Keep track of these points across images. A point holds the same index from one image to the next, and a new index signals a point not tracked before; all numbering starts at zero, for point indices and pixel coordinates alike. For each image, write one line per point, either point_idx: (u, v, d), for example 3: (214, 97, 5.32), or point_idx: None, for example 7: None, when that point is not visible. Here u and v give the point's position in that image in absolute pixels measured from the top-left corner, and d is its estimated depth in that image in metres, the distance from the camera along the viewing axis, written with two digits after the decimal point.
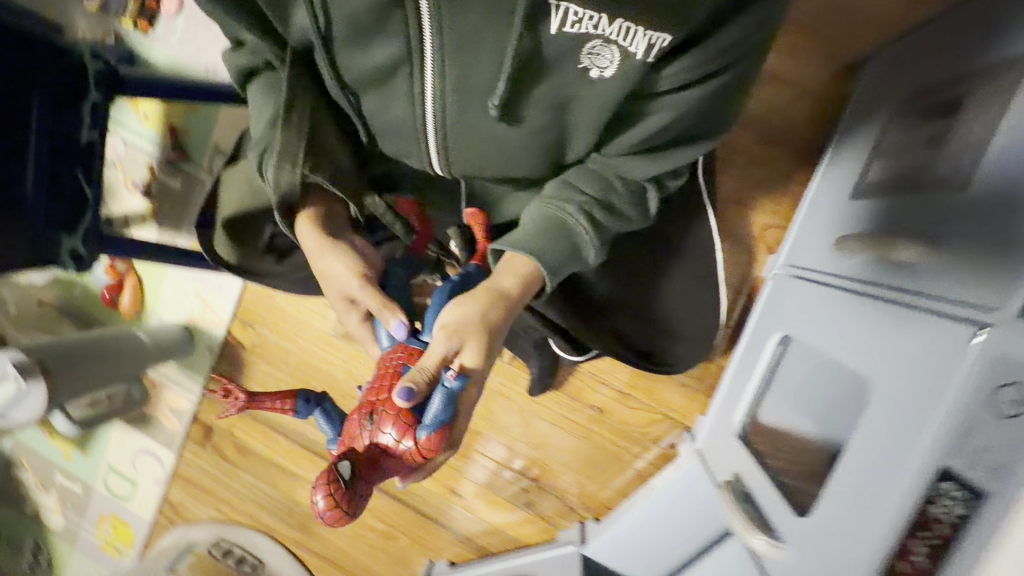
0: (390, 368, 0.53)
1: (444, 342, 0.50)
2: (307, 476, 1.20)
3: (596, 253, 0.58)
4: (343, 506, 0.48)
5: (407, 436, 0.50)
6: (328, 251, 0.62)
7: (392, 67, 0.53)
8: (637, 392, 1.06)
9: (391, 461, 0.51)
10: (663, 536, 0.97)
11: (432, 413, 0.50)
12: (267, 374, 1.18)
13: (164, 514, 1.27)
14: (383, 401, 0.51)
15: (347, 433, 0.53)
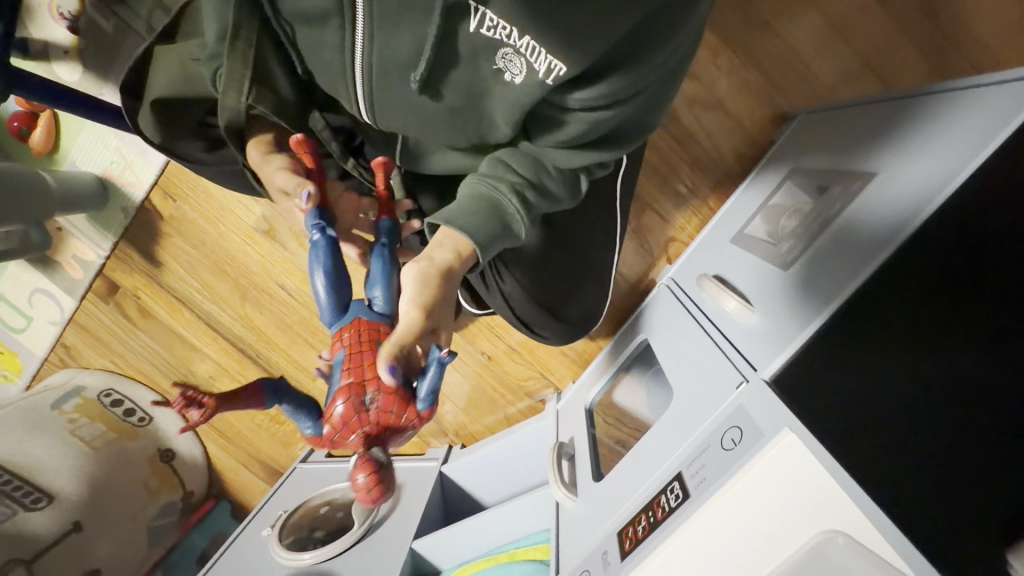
0: (370, 350, 0.62)
1: (418, 317, 0.56)
2: (207, 351, 1.27)
3: (527, 230, 0.63)
4: (377, 476, 0.68)
5: (408, 410, 0.63)
6: (269, 163, 0.64)
7: (324, 15, 0.56)
8: (525, 350, 1.19)
9: (398, 430, 0.64)
10: (509, 469, 1.15)
11: (426, 386, 0.62)
12: (181, 249, 1.19)
13: (57, 355, 1.30)
14: (374, 383, 0.62)
15: (346, 418, 0.62)
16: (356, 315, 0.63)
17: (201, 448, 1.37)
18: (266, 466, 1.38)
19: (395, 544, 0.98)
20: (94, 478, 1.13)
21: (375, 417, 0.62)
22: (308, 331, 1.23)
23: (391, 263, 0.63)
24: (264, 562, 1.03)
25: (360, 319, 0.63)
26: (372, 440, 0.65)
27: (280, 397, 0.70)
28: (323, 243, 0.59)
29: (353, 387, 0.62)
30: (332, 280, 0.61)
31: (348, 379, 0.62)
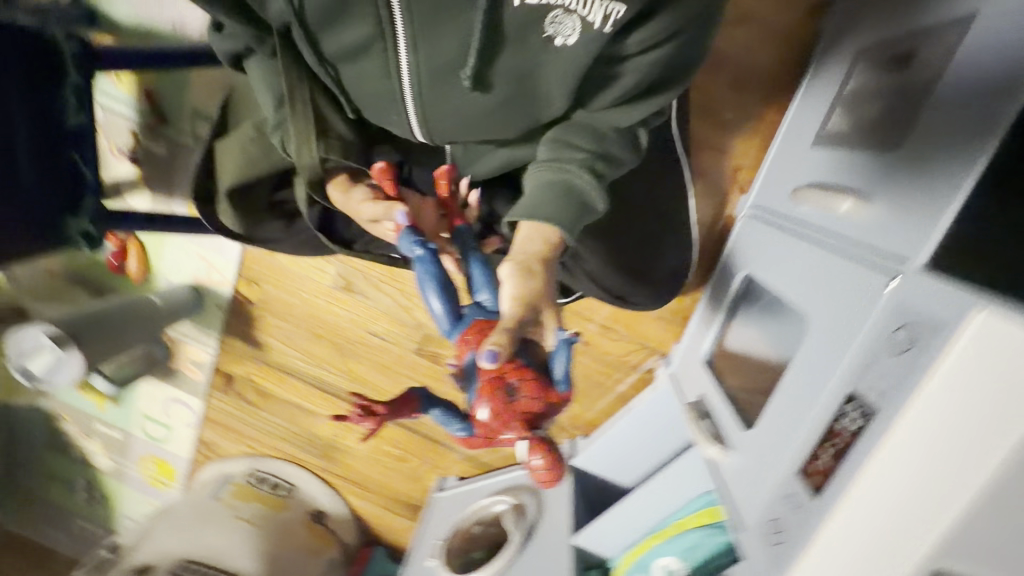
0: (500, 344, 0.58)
1: (518, 309, 0.54)
2: (323, 412, 1.34)
3: (603, 202, 0.61)
4: (552, 461, 0.66)
5: (553, 394, 0.62)
6: (354, 199, 0.66)
7: (366, 44, 0.58)
8: (619, 325, 1.16)
9: (549, 414, 0.64)
10: (640, 445, 1.12)
11: (561, 370, 0.62)
12: (276, 326, 1.27)
13: (202, 452, 1.42)
14: (514, 375, 0.60)
15: (500, 418, 0.61)
16: (472, 318, 0.60)
17: (345, 503, 1.42)
18: (406, 504, 1.41)
19: (555, 546, 0.98)
20: (266, 551, 1.23)
21: (524, 405, 0.61)
22: (407, 368, 1.27)
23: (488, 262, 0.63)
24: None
25: (478, 320, 0.59)
26: (530, 424, 0.63)
27: (432, 403, 0.68)
28: (427, 255, 0.60)
29: (494, 382, 0.60)
30: (443, 291, 0.60)
31: (486, 378, 0.60)
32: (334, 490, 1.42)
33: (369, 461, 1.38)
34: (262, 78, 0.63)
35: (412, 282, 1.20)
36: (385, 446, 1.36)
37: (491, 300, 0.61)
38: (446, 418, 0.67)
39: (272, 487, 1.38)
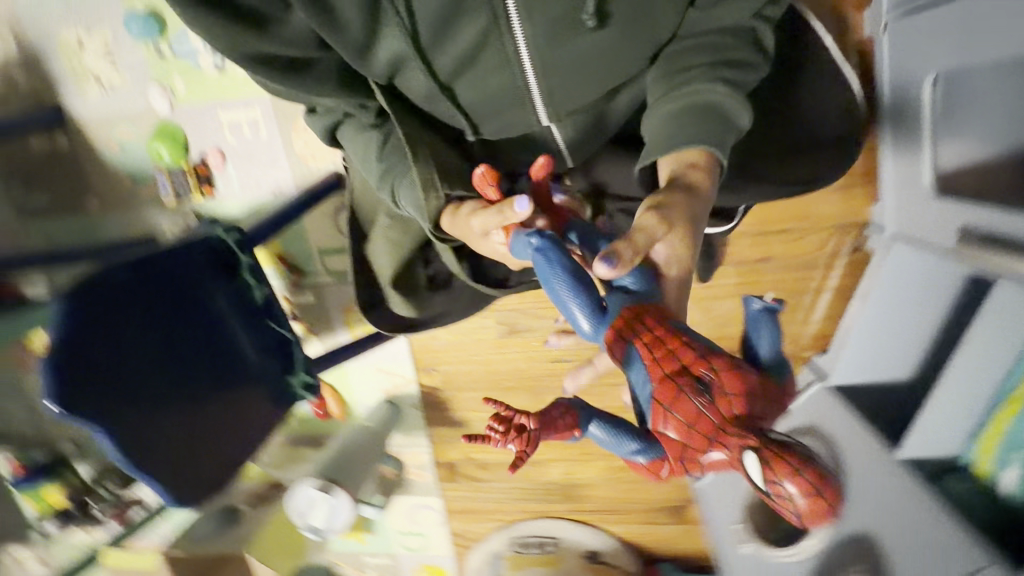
0: (673, 328, 0.50)
1: (652, 220, 0.52)
2: (547, 455, 1.32)
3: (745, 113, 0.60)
4: (807, 472, 0.47)
5: (756, 380, 0.51)
6: (467, 222, 0.60)
7: (481, 45, 0.59)
8: (794, 221, 1.06)
9: (763, 410, 0.50)
10: (904, 327, 0.93)
11: (766, 347, 0.59)
12: (467, 398, 1.30)
13: (460, 545, 1.45)
14: (704, 362, 0.49)
15: (706, 421, 0.48)
16: (619, 305, 0.52)
17: (608, 533, 1.36)
18: (669, 510, 1.31)
19: (880, 467, 0.82)
20: None
21: (726, 395, 0.49)
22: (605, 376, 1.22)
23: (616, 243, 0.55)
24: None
25: (627, 307, 0.51)
26: (744, 424, 0.48)
27: (601, 417, 0.54)
28: (548, 245, 0.52)
29: (677, 374, 0.48)
30: (578, 285, 0.51)
31: (667, 372, 0.48)
32: (593, 527, 1.37)
33: (611, 484, 1.32)
34: (356, 141, 0.67)
35: None
36: (619, 461, 1.29)
37: (635, 284, 0.52)
38: (619, 436, 0.53)
39: (539, 547, 1.35)
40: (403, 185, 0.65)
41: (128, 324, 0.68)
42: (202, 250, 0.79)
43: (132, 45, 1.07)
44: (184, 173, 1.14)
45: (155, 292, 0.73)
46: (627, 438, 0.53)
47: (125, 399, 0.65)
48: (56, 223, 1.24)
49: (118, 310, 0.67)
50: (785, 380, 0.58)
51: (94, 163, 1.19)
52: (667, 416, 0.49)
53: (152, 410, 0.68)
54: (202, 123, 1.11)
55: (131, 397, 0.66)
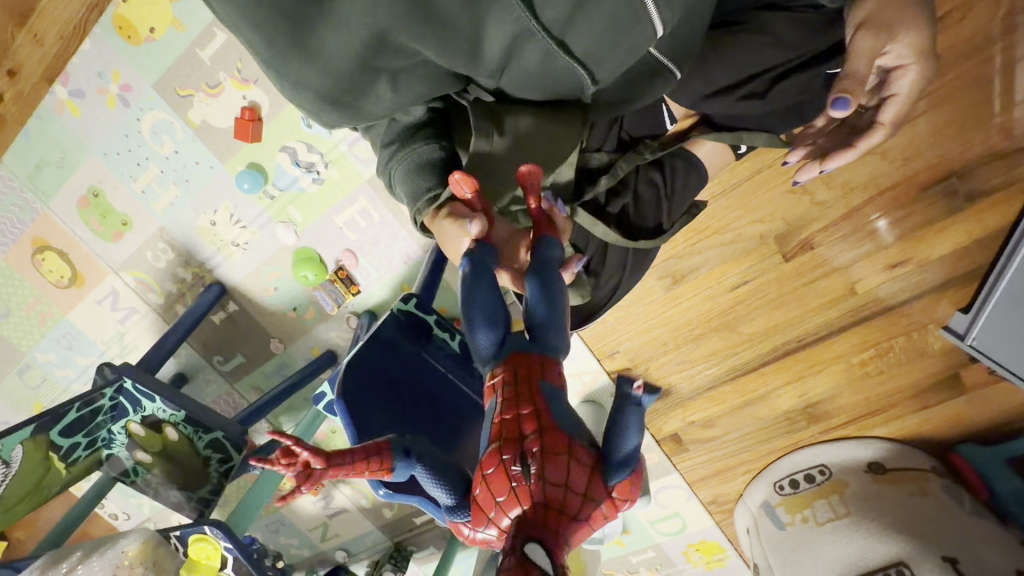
0: (534, 400, 0.56)
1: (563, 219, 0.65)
2: (770, 386, 1.23)
3: None
4: None
5: (579, 476, 0.54)
6: (446, 225, 0.63)
7: None
8: (942, 8, 0.90)
9: (566, 512, 0.52)
10: None
11: (627, 447, 0.58)
12: (661, 365, 1.25)
13: (718, 510, 1.39)
14: (536, 434, 0.54)
15: (505, 490, 0.53)
16: (515, 346, 0.60)
17: (878, 438, 1.21)
18: (938, 385, 1.14)
19: None
20: (895, 525, 1.03)
21: (539, 485, 0.52)
22: (797, 279, 1.11)
23: (547, 286, 0.60)
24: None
25: (520, 350, 0.60)
26: (526, 527, 0.51)
27: (416, 455, 0.62)
28: (481, 264, 0.60)
29: (506, 443, 0.54)
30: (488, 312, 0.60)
31: (501, 429, 0.56)
32: (856, 439, 1.23)
33: (856, 386, 1.19)
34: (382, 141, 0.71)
35: (720, 218, 1.11)
36: (852, 357, 1.16)
37: (539, 321, 0.60)
38: (432, 480, 0.60)
39: (809, 480, 1.22)
40: (397, 178, 0.70)
41: (383, 410, 0.76)
42: (400, 328, 0.86)
43: (247, 200, 1.21)
44: (331, 283, 1.24)
45: (387, 376, 0.80)
46: (442, 487, 0.60)
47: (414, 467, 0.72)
48: (258, 374, 1.42)
49: (372, 400, 0.77)
50: (618, 485, 0.57)
51: (261, 311, 1.35)
52: (483, 480, 0.56)
53: None
54: (326, 236, 1.22)
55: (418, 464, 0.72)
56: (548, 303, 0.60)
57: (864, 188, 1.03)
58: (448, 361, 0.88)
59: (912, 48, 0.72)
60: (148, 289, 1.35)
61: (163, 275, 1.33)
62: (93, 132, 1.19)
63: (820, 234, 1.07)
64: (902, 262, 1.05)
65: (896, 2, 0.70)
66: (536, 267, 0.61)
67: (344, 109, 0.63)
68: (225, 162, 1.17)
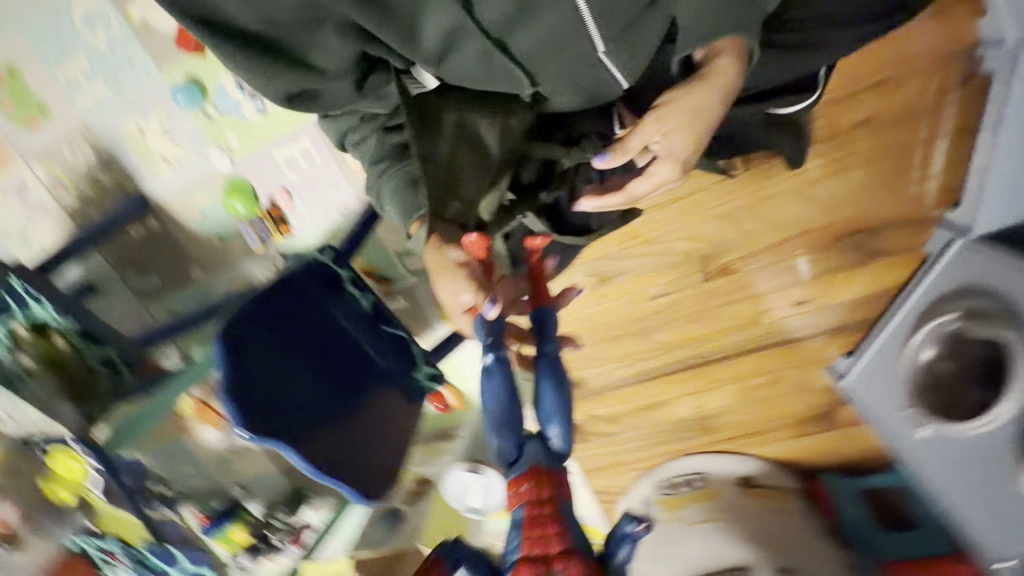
0: (562, 523, 0.61)
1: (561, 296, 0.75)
2: (672, 394, 1.30)
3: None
4: None
5: None
6: (448, 275, 0.64)
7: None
8: (887, 72, 0.95)
9: None
10: None
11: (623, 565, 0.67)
12: (575, 357, 1.30)
13: (605, 501, 1.47)
14: (563, 558, 0.59)
15: None
16: (532, 455, 0.63)
17: (757, 456, 1.31)
18: (816, 417, 1.24)
19: None
20: (748, 534, 1.12)
21: None
22: (713, 298, 1.17)
23: (561, 388, 0.66)
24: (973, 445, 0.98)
25: (537, 461, 0.63)
26: None
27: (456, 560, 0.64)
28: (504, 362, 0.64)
29: (535, 559, 0.59)
30: (506, 407, 0.64)
31: (528, 545, 0.59)
32: (737, 454, 1.32)
33: (747, 406, 1.27)
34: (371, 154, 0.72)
35: (653, 228, 1.15)
36: (748, 381, 1.24)
37: (554, 433, 0.66)
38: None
39: (689, 484, 1.30)
40: (388, 194, 0.71)
41: (279, 348, 0.76)
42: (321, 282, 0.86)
43: (183, 115, 1.14)
44: (261, 219, 1.20)
45: (287, 319, 0.80)
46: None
47: (282, 406, 0.72)
48: (173, 297, 1.36)
49: (265, 335, 0.76)
50: None
51: (186, 233, 1.29)
52: None
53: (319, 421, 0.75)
54: (263, 168, 1.17)
55: (286, 406, 0.72)
56: (562, 415, 0.66)
57: (788, 226, 1.08)
58: (355, 316, 0.88)
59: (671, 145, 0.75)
60: (60, 187, 1.26)
61: (79, 175, 1.24)
62: (13, 1, 1.07)
63: (740, 261, 1.12)
64: (807, 301, 1.12)
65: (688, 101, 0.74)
66: (548, 361, 0.68)
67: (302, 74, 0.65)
68: (162, 69, 1.10)
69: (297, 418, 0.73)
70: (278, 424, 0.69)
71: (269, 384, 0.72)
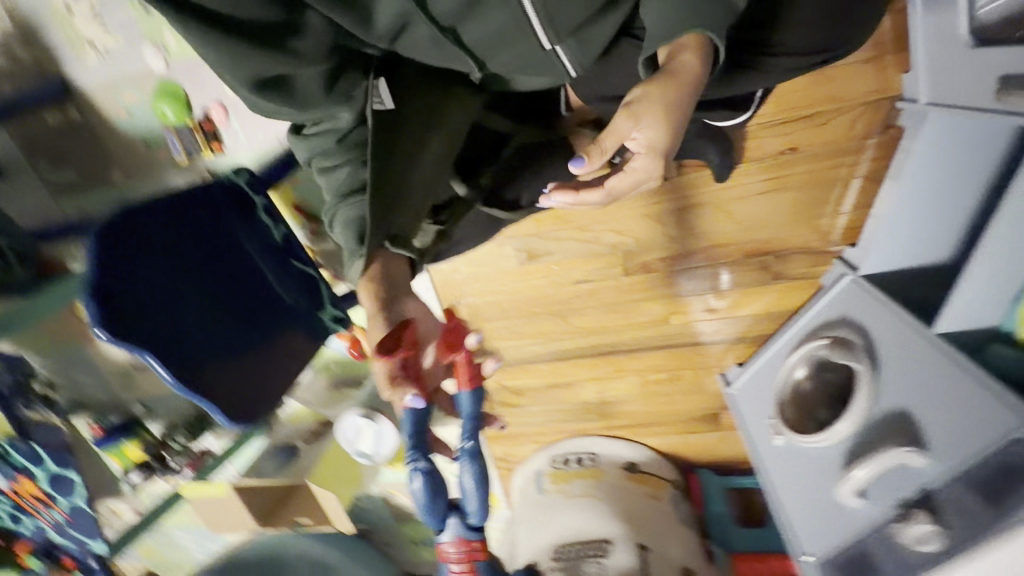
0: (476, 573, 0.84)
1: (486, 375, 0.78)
2: (579, 376, 1.36)
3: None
4: None
5: None
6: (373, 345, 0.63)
7: None
8: (818, 108, 0.99)
9: None
10: (945, 201, 0.92)
11: None
12: (494, 327, 1.33)
13: (503, 467, 1.54)
14: None
15: None
16: (456, 530, 0.83)
17: (646, 445, 1.40)
18: (704, 418, 1.34)
19: (921, 351, 0.79)
20: (620, 513, 1.22)
21: None
22: (630, 293, 1.23)
23: (482, 479, 0.82)
24: (806, 465, 0.89)
25: (461, 532, 0.83)
26: None
27: None
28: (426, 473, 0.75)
29: None
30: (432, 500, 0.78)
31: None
32: (629, 441, 1.41)
33: (645, 398, 1.35)
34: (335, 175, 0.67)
35: (587, 216, 1.18)
36: (650, 376, 1.32)
37: (475, 513, 0.82)
38: None
39: (578, 462, 1.37)
40: (341, 223, 0.66)
41: (166, 263, 0.78)
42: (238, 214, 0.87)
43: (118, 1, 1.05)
44: (190, 131, 1.14)
45: (189, 242, 0.81)
46: None
47: (162, 325, 0.75)
48: (87, 196, 1.28)
49: (157, 250, 0.77)
50: None
51: (108, 131, 1.21)
52: None
53: (189, 338, 0.77)
54: (202, 78, 1.11)
55: (166, 326, 0.75)
56: (480, 498, 0.82)
57: (707, 236, 1.14)
58: (264, 248, 0.89)
59: (649, 144, 0.65)
60: None
61: None
62: None
63: (659, 262, 1.18)
64: (711, 309, 1.20)
65: (664, 94, 0.63)
66: (471, 456, 0.82)
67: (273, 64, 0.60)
68: None
69: (178, 339, 0.76)
70: (152, 342, 0.73)
71: (151, 302, 0.75)
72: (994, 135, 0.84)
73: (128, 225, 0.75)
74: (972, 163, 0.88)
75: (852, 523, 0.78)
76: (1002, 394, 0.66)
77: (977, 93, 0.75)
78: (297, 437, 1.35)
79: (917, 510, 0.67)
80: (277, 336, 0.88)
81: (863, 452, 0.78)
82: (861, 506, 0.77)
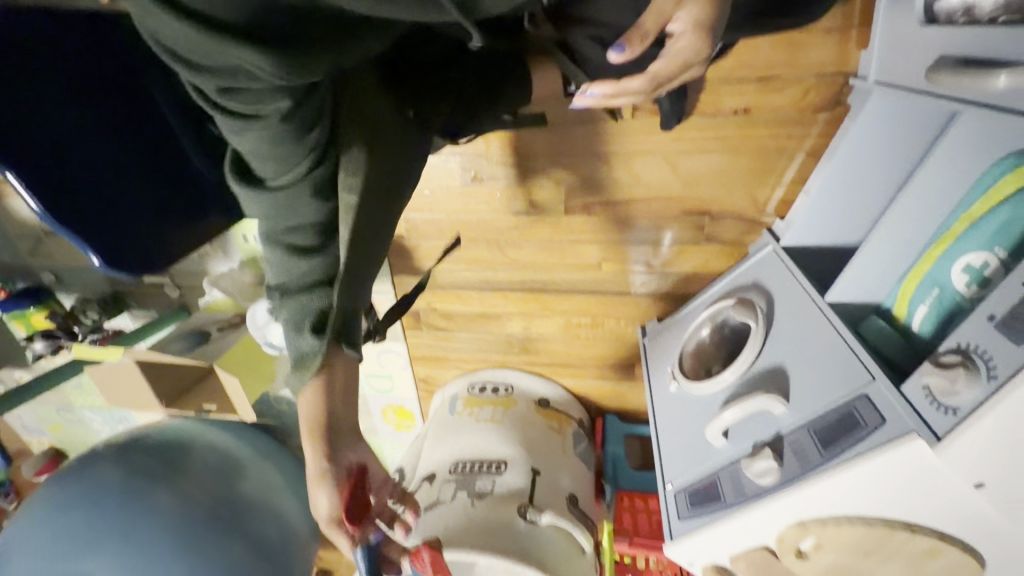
0: None
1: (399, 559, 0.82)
2: (508, 310, 1.38)
3: None
4: None
5: None
6: (319, 487, 0.69)
7: None
8: (777, 71, 0.99)
9: None
10: (872, 182, 0.94)
11: None
12: (431, 248, 1.32)
13: (423, 389, 1.57)
14: None
15: None
16: None
17: (561, 385, 1.45)
18: (620, 367, 1.39)
19: (808, 316, 0.84)
20: (520, 439, 1.28)
21: None
22: (567, 233, 1.23)
23: None
24: (688, 409, 0.95)
25: None
26: None
27: None
28: None
29: None
30: None
31: None
32: (545, 378, 1.46)
33: (567, 339, 1.39)
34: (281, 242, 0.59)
35: (536, 146, 1.15)
36: (574, 319, 1.35)
37: None
38: None
39: (494, 391, 1.42)
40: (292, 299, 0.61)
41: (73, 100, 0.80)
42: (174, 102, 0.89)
43: None
44: None
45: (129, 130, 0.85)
46: None
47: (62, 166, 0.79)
48: None
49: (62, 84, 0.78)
50: None
51: None
52: None
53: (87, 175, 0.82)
54: None
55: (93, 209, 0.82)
56: None
57: (649, 188, 1.15)
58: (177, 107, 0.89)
59: (693, 19, 0.64)
60: None
61: None
62: None
63: (600, 206, 1.19)
64: (643, 261, 1.23)
65: None
66: None
67: (264, 92, 0.44)
68: None
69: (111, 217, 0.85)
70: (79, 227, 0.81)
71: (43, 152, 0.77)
72: (925, 122, 0.86)
73: (25, 57, 0.74)
74: (902, 147, 0.89)
75: (711, 457, 0.84)
76: (861, 355, 0.72)
77: (919, 69, 0.75)
78: (213, 325, 1.35)
79: (765, 448, 0.74)
80: (189, 218, 0.98)
81: (736, 397, 0.84)
82: (724, 446, 0.83)
